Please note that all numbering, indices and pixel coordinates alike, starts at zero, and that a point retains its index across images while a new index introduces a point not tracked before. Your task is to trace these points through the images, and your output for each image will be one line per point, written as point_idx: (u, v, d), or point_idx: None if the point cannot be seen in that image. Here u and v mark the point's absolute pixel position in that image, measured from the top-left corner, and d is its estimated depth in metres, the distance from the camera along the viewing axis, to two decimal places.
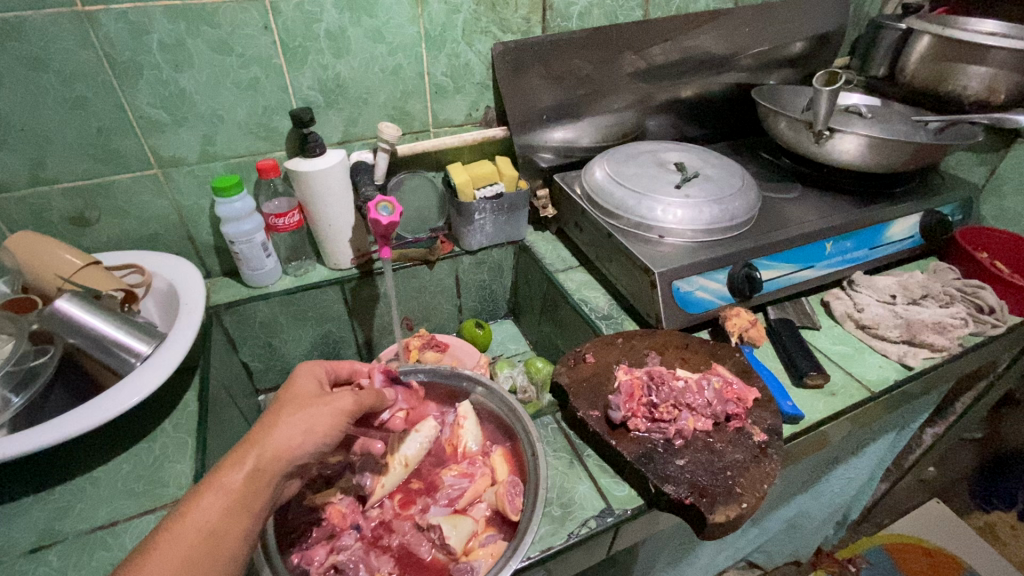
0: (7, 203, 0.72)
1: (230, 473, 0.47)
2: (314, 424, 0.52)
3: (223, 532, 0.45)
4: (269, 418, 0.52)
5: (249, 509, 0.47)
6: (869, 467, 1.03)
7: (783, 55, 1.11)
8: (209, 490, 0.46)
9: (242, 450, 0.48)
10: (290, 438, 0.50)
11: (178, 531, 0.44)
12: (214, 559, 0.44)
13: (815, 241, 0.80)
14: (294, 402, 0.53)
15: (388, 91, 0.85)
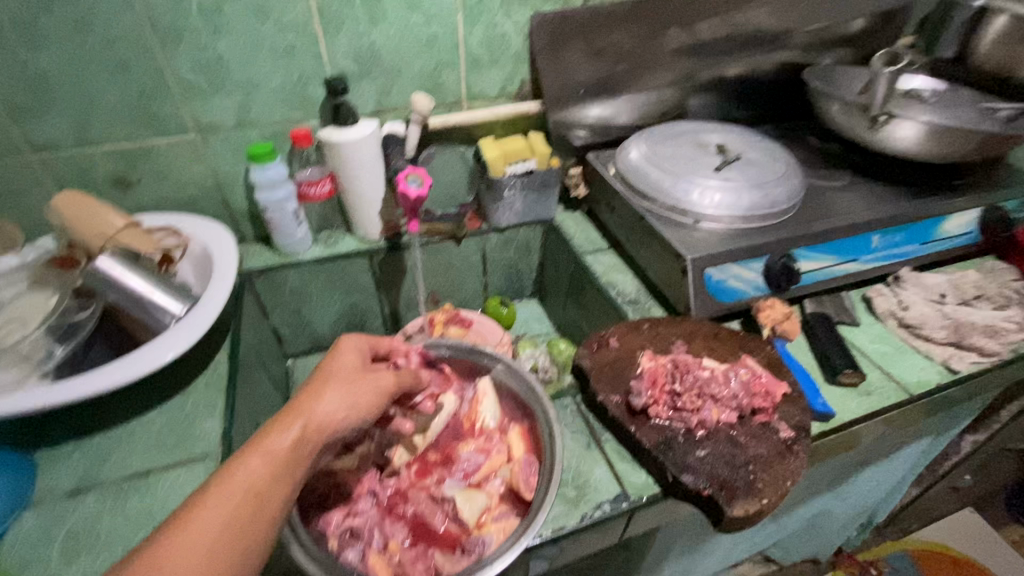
0: (55, 162, 0.75)
1: (278, 438, 0.48)
2: (358, 398, 0.53)
3: (268, 495, 0.45)
4: (313, 388, 0.52)
5: (291, 477, 0.47)
6: (900, 471, 0.99)
7: (841, 33, 1.03)
8: (254, 454, 0.46)
9: (288, 418, 0.49)
10: (335, 412, 0.51)
11: (223, 492, 0.44)
12: (256, 521, 0.44)
13: (861, 233, 0.76)
14: (338, 374, 0.54)
15: (422, 61, 0.83)
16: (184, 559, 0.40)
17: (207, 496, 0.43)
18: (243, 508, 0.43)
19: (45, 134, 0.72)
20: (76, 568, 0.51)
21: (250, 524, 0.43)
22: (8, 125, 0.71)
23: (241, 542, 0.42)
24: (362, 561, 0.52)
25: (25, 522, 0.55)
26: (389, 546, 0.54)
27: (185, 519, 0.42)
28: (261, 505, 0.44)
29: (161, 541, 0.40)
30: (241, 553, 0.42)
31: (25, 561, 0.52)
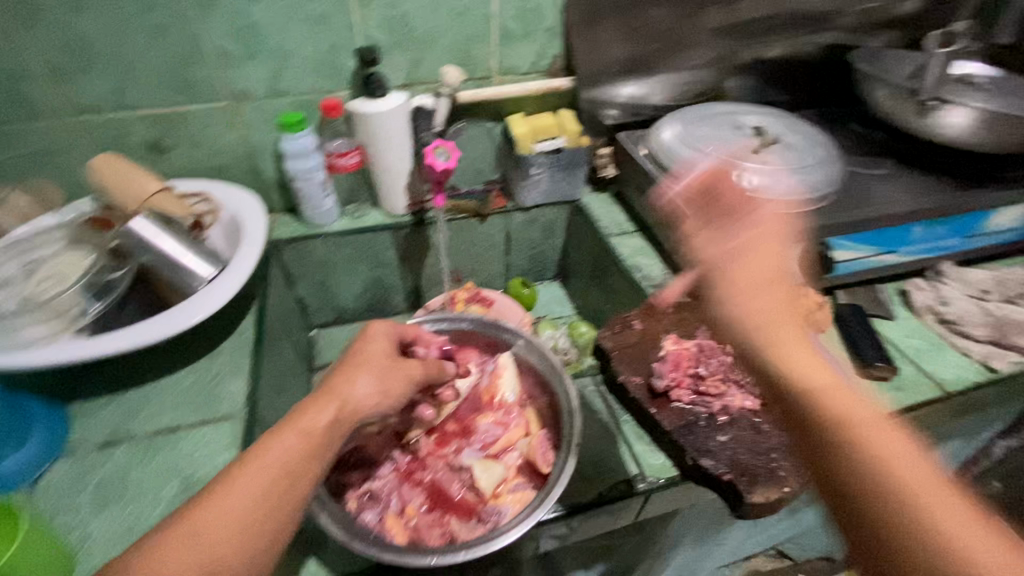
0: (94, 126, 0.76)
1: (312, 418, 0.47)
2: (389, 386, 0.52)
3: (298, 475, 0.44)
4: (345, 371, 0.51)
5: (322, 458, 0.46)
6: (927, 474, 0.96)
7: (893, 15, 0.98)
8: (288, 432, 0.45)
9: (323, 399, 0.48)
10: (368, 397, 0.50)
11: (257, 468, 0.43)
12: (288, 499, 0.43)
13: (902, 224, 0.73)
14: (370, 361, 0.52)
15: (454, 33, 0.82)
16: (217, 533, 0.39)
17: (240, 471, 0.42)
18: (276, 486, 0.42)
19: (85, 97, 0.74)
20: (107, 515, 0.53)
21: (282, 501, 0.42)
22: (49, 87, 0.72)
23: (272, 522, 0.41)
24: (380, 523, 0.53)
25: (60, 470, 0.57)
26: (406, 511, 0.55)
27: (218, 493, 0.41)
28: (292, 484, 0.43)
29: (193, 513, 0.40)
30: (271, 532, 0.41)
31: (59, 506, 0.54)
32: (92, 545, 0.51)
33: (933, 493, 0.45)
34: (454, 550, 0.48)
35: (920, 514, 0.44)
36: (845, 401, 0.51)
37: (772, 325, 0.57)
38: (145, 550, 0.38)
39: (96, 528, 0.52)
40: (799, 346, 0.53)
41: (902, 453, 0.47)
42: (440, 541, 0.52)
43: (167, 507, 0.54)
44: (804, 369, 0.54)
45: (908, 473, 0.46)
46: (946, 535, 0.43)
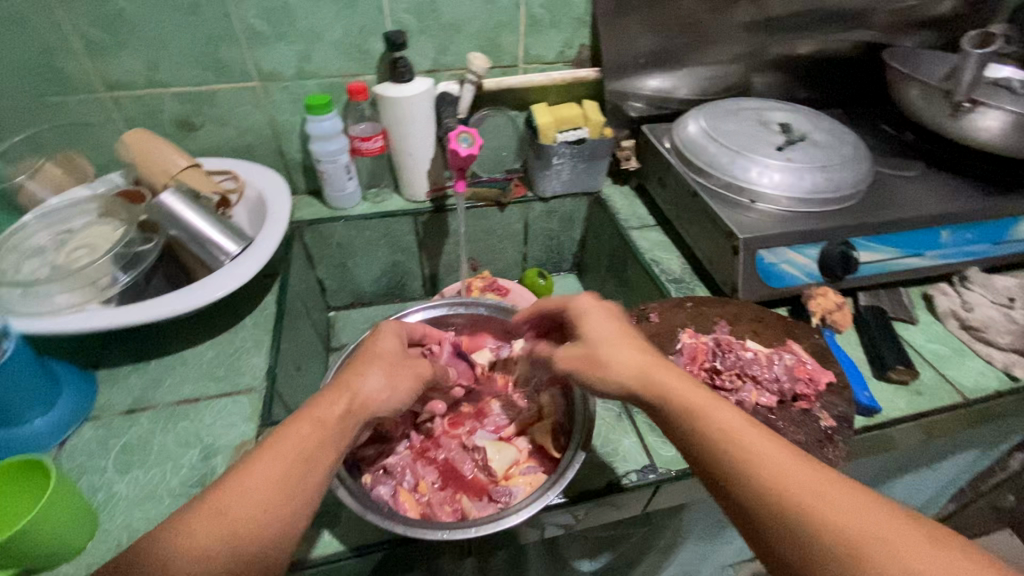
0: (126, 101, 0.78)
1: (325, 409, 0.46)
2: (399, 382, 0.51)
3: (314, 461, 0.43)
4: (354, 368, 0.50)
5: (336, 446, 0.45)
6: (941, 484, 0.95)
7: (931, 14, 0.95)
8: (305, 420, 0.45)
9: (336, 390, 0.48)
10: (379, 391, 0.49)
11: (277, 451, 0.43)
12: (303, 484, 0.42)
13: (929, 227, 0.72)
14: (379, 357, 0.52)
15: (481, 20, 0.82)
16: (240, 512, 0.39)
17: (262, 453, 0.43)
18: (295, 469, 0.42)
19: (118, 73, 0.75)
20: (130, 477, 0.55)
21: (298, 483, 0.42)
22: (85, 61, 0.74)
23: (292, 503, 0.41)
24: (393, 497, 0.52)
25: (85, 432, 0.59)
26: (419, 487, 0.55)
27: (238, 476, 0.41)
28: (311, 468, 0.43)
29: (218, 490, 0.40)
30: (291, 512, 0.41)
31: (85, 466, 0.56)
32: (117, 505, 0.53)
33: (804, 474, 0.39)
34: (465, 526, 0.48)
35: (794, 498, 0.38)
36: (678, 384, 0.46)
37: (604, 341, 0.50)
38: (174, 525, 0.39)
39: (119, 489, 0.54)
40: (619, 360, 0.48)
41: (759, 430, 0.42)
42: (451, 518, 0.53)
43: (188, 472, 0.55)
44: (660, 382, 0.46)
45: (763, 457, 0.40)
46: (827, 516, 0.37)
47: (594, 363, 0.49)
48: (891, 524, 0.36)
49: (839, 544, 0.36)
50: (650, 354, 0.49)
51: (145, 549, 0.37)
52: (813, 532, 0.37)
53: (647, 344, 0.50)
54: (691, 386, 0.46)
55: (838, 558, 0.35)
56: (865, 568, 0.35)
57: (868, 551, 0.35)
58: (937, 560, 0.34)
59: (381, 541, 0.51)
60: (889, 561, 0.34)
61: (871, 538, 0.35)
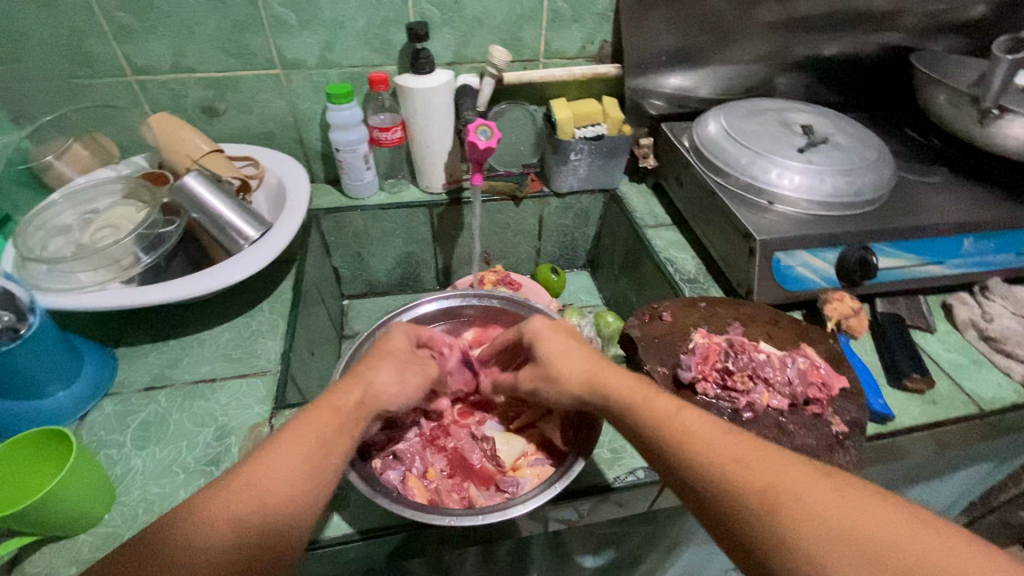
0: (152, 85, 0.79)
1: (342, 396, 0.47)
2: (408, 380, 0.52)
3: (330, 445, 0.44)
4: (365, 364, 0.51)
5: (350, 433, 0.46)
6: (952, 496, 0.94)
7: (963, 17, 0.93)
8: (322, 407, 0.46)
9: (351, 381, 0.49)
10: (390, 385, 0.50)
11: (300, 433, 0.43)
12: (320, 467, 0.42)
13: (951, 235, 0.71)
14: (390, 353, 0.53)
15: (504, 13, 0.82)
16: (270, 487, 0.39)
17: (284, 434, 0.43)
18: (318, 451, 0.43)
19: (145, 57, 0.77)
20: (146, 453, 0.56)
21: (317, 466, 0.42)
22: (113, 45, 0.75)
23: (317, 482, 0.41)
24: (402, 482, 0.53)
25: (104, 407, 0.60)
26: (428, 474, 0.56)
27: (262, 457, 0.41)
28: (328, 451, 0.43)
29: (245, 468, 0.40)
30: (312, 490, 0.41)
31: (104, 440, 0.57)
32: (134, 479, 0.54)
33: (728, 440, 0.41)
34: (472, 514, 0.48)
35: (717, 461, 0.40)
36: (618, 381, 0.48)
37: (554, 352, 0.52)
38: (201, 500, 0.38)
39: (136, 464, 0.55)
40: (569, 370, 0.51)
41: (692, 409, 0.44)
42: (459, 505, 0.53)
43: (203, 450, 0.57)
44: (604, 383, 0.49)
45: (691, 431, 0.42)
46: (745, 473, 0.38)
47: (547, 376, 0.52)
48: (805, 477, 0.37)
49: (755, 497, 0.37)
50: (600, 359, 0.51)
51: (175, 522, 0.37)
52: (733, 489, 0.38)
53: (598, 353, 0.53)
54: (634, 380, 0.48)
55: (755, 511, 0.37)
56: (778, 518, 0.36)
57: (782, 502, 0.36)
58: (847, 506, 0.35)
59: (390, 526, 0.51)
60: (801, 509, 0.36)
61: (786, 490, 0.37)
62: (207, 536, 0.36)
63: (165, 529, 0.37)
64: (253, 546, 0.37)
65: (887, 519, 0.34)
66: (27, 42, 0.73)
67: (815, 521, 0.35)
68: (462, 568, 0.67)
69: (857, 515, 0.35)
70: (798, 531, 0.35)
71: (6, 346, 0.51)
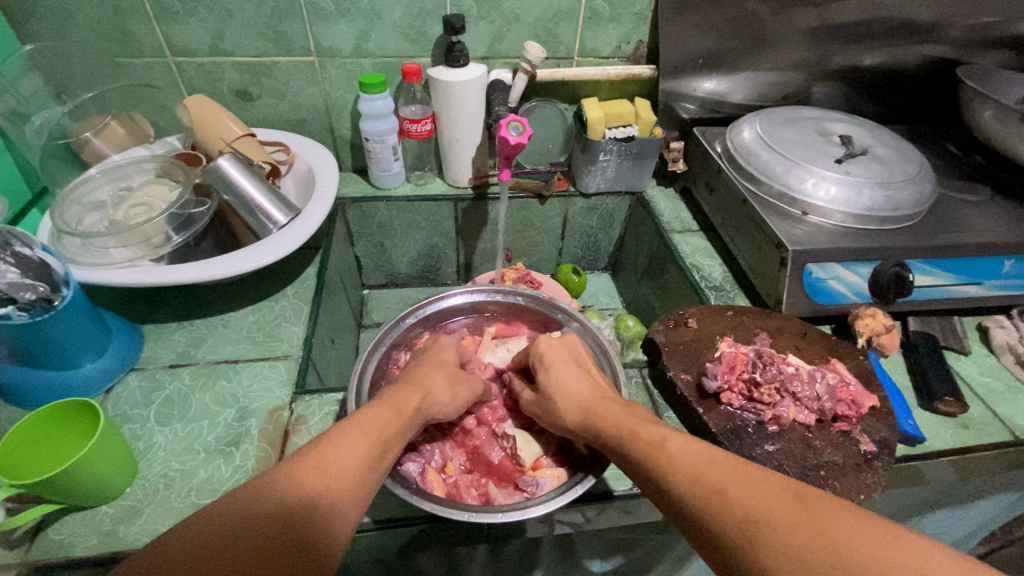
0: (190, 67, 0.80)
1: (405, 397, 0.49)
2: (457, 392, 0.55)
3: (388, 444, 0.45)
4: (419, 372, 0.54)
5: (404, 435, 0.47)
6: (975, 524, 0.91)
7: (1014, 31, 0.90)
8: (385, 406, 0.48)
9: (410, 382, 0.52)
10: (444, 392, 0.53)
11: (364, 426, 0.45)
12: (375, 464, 0.43)
13: (992, 255, 0.68)
14: (441, 364, 0.56)
15: (541, 9, 0.81)
16: (337, 472, 0.41)
17: (350, 425, 0.45)
18: (379, 446, 0.44)
19: (185, 39, 0.78)
20: (169, 428, 0.57)
21: (373, 464, 0.43)
22: (153, 26, 0.76)
23: (372, 474, 0.43)
24: (421, 475, 0.52)
25: (130, 382, 0.61)
26: (447, 469, 0.56)
27: (327, 441, 0.43)
28: (386, 449, 0.45)
29: (313, 451, 0.42)
30: (366, 485, 0.42)
31: (128, 415, 0.58)
32: (156, 455, 0.55)
33: (709, 467, 0.41)
34: (491, 512, 0.48)
35: (700, 492, 0.40)
36: (610, 414, 0.49)
37: (557, 378, 0.54)
38: (269, 477, 0.39)
39: (159, 439, 0.56)
40: (566, 400, 0.52)
41: (675, 435, 0.44)
42: (477, 501, 0.53)
43: (223, 430, 0.57)
44: (596, 416, 0.50)
45: (674, 462, 0.42)
46: (725, 503, 0.39)
47: (547, 405, 0.54)
48: (784, 505, 0.38)
49: (735, 527, 0.38)
50: (592, 391, 0.52)
51: (247, 497, 0.38)
52: (714, 519, 0.39)
53: (598, 383, 0.54)
54: (625, 412, 0.49)
55: (736, 541, 0.38)
56: (757, 548, 0.37)
57: (761, 532, 0.37)
58: (824, 534, 0.36)
59: (407, 518, 0.51)
60: (780, 539, 0.36)
61: (764, 521, 0.37)
62: (279, 510, 0.38)
63: (234, 502, 0.37)
64: (319, 525, 0.39)
65: (861, 543, 0.35)
66: (73, 18, 0.74)
67: (791, 552, 0.36)
68: (470, 565, 0.67)
69: (834, 544, 0.35)
70: (776, 560, 0.36)
71: (40, 316, 0.52)
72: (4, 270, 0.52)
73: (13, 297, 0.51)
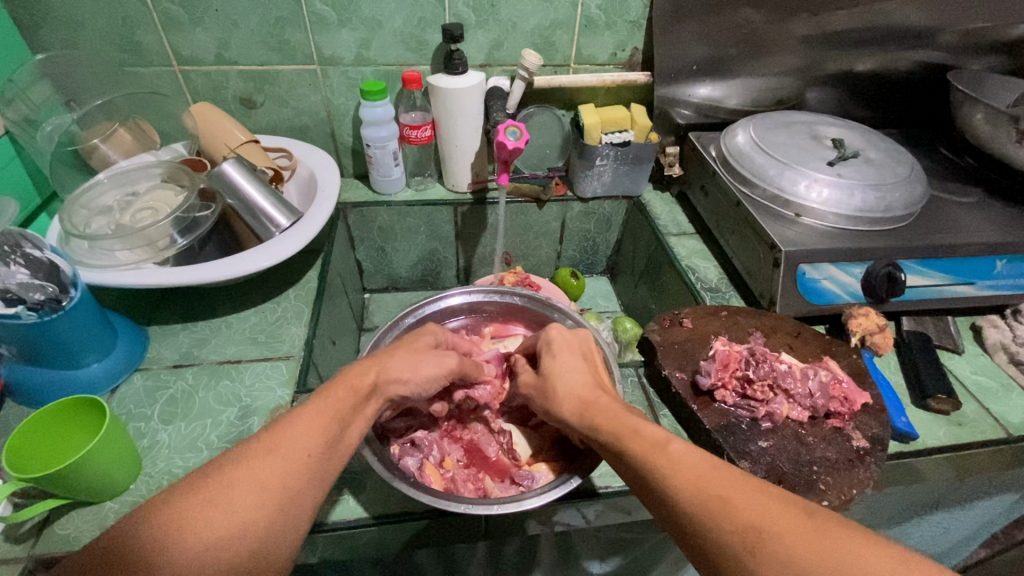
0: (196, 75, 0.82)
1: (360, 374, 0.48)
2: (422, 368, 0.52)
3: (345, 424, 0.45)
4: (386, 351, 0.52)
5: (363, 414, 0.47)
6: (976, 526, 0.90)
7: (1004, 36, 0.91)
8: (339, 385, 0.47)
9: (366, 363, 0.50)
10: (402, 369, 0.51)
11: (319, 407, 0.45)
12: (330, 446, 0.43)
13: (983, 255, 0.69)
14: (410, 345, 0.54)
15: (539, 18, 0.83)
16: (291, 454, 0.41)
17: (306, 406, 0.45)
18: (335, 424, 0.44)
19: (191, 48, 0.80)
20: (172, 427, 0.58)
21: (329, 446, 0.43)
22: (159, 35, 0.78)
23: (330, 456, 0.43)
24: (419, 469, 0.54)
25: (135, 381, 0.63)
26: (444, 463, 0.56)
27: (285, 426, 0.43)
28: (343, 429, 0.45)
29: (266, 436, 0.42)
30: (323, 468, 0.42)
31: (133, 413, 0.59)
32: (159, 452, 0.56)
33: (711, 471, 0.41)
34: (487, 503, 0.49)
35: (701, 497, 0.40)
36: (603, 416, 0.48)
37: (561, 371, 0.54)
38: (226, 462, 0.40)
39: (163, 436, 0.57)
40: (569, 392, 0.52)
41: (679, 440, 0.44)
42: (473, 495, 0.54)
43: (226, 429, 0.58)
44: (596, 413, 0.49)
45: (677, 465, 0.42)
46: (727, 511, 0.39)
47: (546, 392, 0.53)
48: (788, 516, 0.38)
49: (737, 536, 0.38)
50: (589, 385, 0.52)
51: (208, 488, 0.38)
52: (717, 526, 0.39)
53: (601, 383, 0.53)
54: (624, 409, 0.49)
55: (736, 550, 0.38)
56: (758, 557, 0.37)
57: (764, 542, 0.37)
58: (825, 547, 0.36)
59: (406, 513, 0.52)
60: (783, 551, 0.36)
61: (769, 532, 0.38)
62: (237, 495, 0.38)
63: (189, 490, 0.38)
64: (275, 505, 0.39)
65: (864, 559, 0.35)
66: (82, 29, 0.76)
67: (791, 564, 0.36)
68: (469, 562, 0.67)
69: (839, 560, 0.35)
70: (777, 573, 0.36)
71: (49, 317, 0.53)
72: (14, 272, 0.53)
73: (23, 298, 0.52)
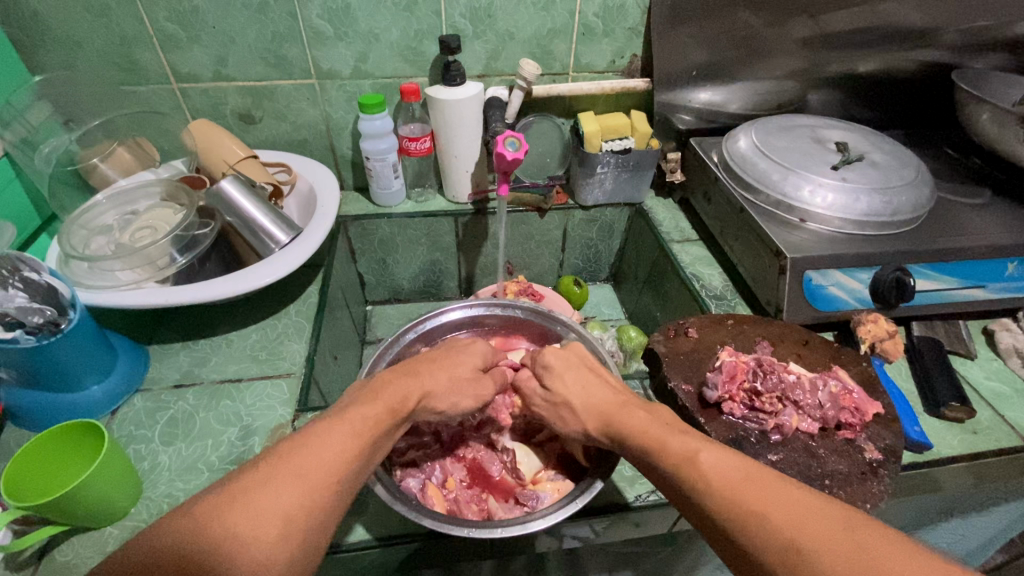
0: (194, 93, 0.83)
1: (397, 393, 0.48)
2: (460, 400, 0.53)
3: (374, 446, 0.44)
4: (423, 368, 0.53)
5: (390, 434, 0.47)
6: (992, 532, 0.88)
7: (1010, 34, 0.90)
8: (375, 404, 0.46)
9: (410, 381, 0.50)
10: (446, 398, 0.52)
11: (352, 427, 0.43)
12: (358, 467, 0.42)
13: (995, 257, 0.68)
14: (452, 367, 0.54)
15: (535, 27, 0.83)
16: (317, 475, 0.39)
17: (330, 424, 0.43)
18: (364, 445, 0.43)
19: (188, 66, 0.80)
20: (174, 449, 0.57)
21: (356, 466, 0.42)
22: (157, 54, 0.78)
23: (354, 477, 0.42)
24: (421, 491, 0.53)
25: (135, 402, 0.62)
26: (447, 484, 0.56)
27: (310, 443, 0.41)
28: (372, 450, 0.44)
29: (287, 455, 0.40)
30: (345, 489, 0.41)
31: (134, 435, 0.59)
32: (160, 475, 0.55)
33: (747, 483, 0.39)
34: (490, 525, 0.48)
35: (736, 513, 0.38)
36: (633, 419, 0.47)
37: (579, 381, 0.52)
38: (248, 483, 0.38)
39: (164, 458, 0.57)
40: (593, 398, 0.51)
41: (708, 450, 0.42)
42: (477, 516, 0.54)
43: (226, 449, 0.57)
44: (625, 422, 0.48)
45: (713, 476, 0.40)
46: (766, 527, 0.37)
47: (564, 410, 0.52)
48: (829, 532, 0.36)
49: (775, 557, 0.36)
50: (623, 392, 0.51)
51: (223, 505, 0.36)
52: (756, 543, 0.37)
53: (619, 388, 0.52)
54: (649, 419, 0.47)
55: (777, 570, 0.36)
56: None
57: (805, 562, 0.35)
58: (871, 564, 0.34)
59: (407, 535, 0.51)
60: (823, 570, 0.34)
61: (809, 551, 0.35)
62: (260, 521, 0.36)
63: (212, 508, 0.36)
64: (299, 535, 0.37)
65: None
66: (81, 49, 0.76)
67: None
68: None
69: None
70: None
71: (47, 339, 0.53)
72: (12, 295, 0.53)
73: (23, 321, 0.52)
